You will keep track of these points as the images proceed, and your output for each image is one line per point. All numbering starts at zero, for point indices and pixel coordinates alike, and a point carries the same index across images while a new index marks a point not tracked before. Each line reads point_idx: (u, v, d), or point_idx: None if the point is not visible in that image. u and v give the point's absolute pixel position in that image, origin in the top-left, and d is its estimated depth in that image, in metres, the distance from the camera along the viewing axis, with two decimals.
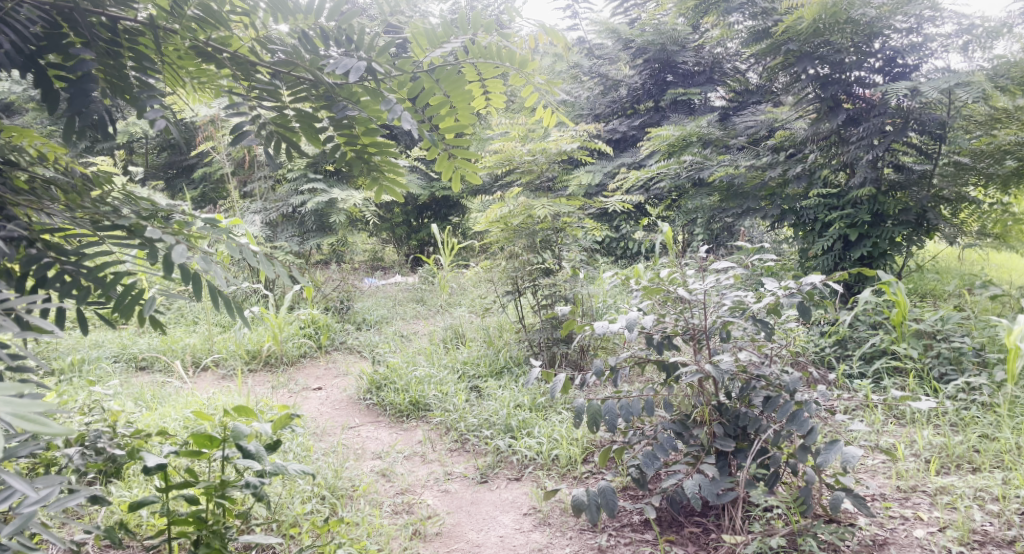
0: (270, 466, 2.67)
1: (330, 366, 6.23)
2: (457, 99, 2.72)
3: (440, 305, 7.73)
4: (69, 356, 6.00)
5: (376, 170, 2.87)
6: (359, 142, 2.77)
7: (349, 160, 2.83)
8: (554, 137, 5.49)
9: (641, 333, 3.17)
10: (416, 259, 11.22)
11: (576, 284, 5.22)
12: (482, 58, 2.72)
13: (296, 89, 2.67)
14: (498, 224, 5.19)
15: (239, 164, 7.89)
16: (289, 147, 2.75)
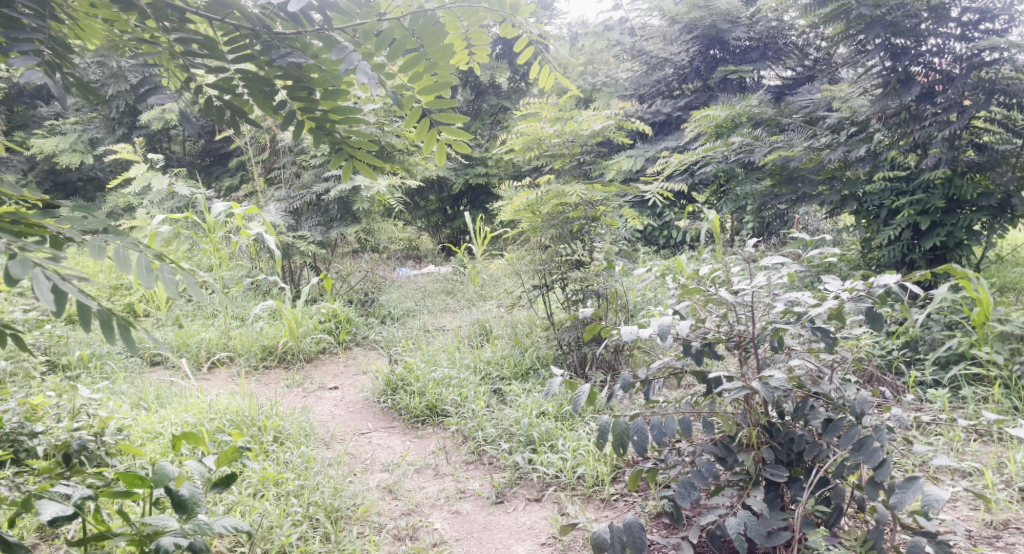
0: (192, 526, 2.59)
1: (349, 363, 5.88)
2: (435, 53, 2.63)
3: (470, 299, 7.32)
4: (78, 351, 5.79)
5: (343, 142, 2.78)
6: (318, 109, 2.66)
7: (310, 131, 2.72)
8: (585, 117, 5.02)
9: (676, 341, 2.72)
10: (450, 248, 10.82)
11: (610, 277, 4.76)
12: (462, 3, 2.62)
13: (236, 41, 2.58)
14: (524, 211, 4.76)
15: (263, 150, 7.56)
16: (238, 115, 2.69)
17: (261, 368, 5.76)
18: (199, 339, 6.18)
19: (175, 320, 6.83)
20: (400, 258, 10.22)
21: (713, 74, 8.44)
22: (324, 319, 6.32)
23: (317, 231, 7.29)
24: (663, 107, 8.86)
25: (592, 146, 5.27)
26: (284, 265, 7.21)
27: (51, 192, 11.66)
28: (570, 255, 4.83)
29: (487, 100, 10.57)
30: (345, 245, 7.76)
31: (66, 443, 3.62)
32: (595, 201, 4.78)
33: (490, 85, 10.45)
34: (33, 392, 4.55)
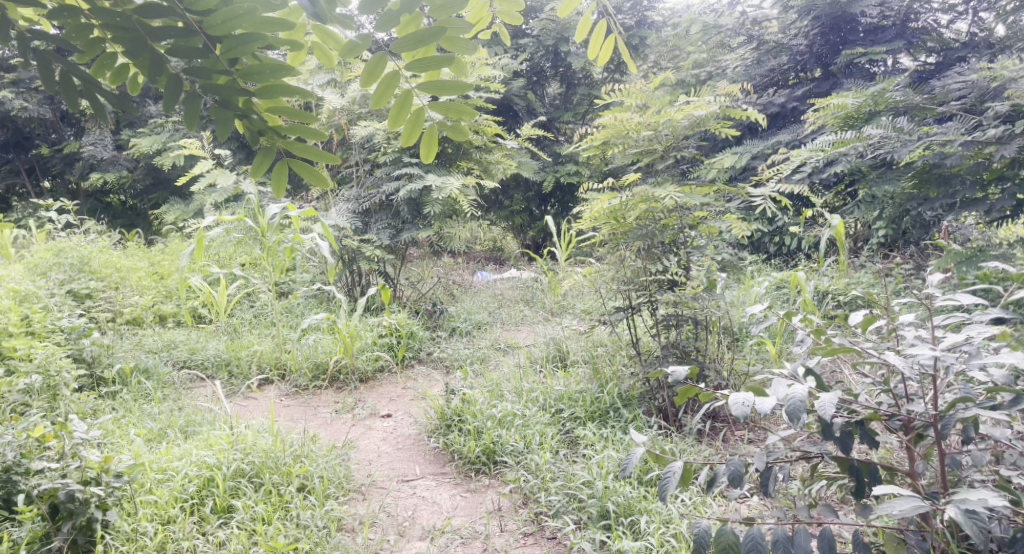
0: None
1: (407, 386, 5.17)
2: (437, 5, 2.53)
3: (551, 314, 6.56)
4: (121, 365, 5.44)
5: (265, 129, 2.63)
6: (217, 72, 2.51)
7: (215, 113, 2.58)
8: (683, 104, 4.19)
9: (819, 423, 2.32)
10: (535, 250, 10.07)
11: (712, 301, 3.88)
12: None
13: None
14: (606, 219, 3.99)
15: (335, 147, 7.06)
16: (94, 87, 2.59)
17: (308, 391, 5.13)
18: (250, 352, 5.66)
19: (232, 328, 6.35)
20: (481, 261, 9.54)
21: (838, 58, 7.36)
22: (384, 331, 5.63)
23: (384, 233, 6.56)
24: (776, 97, 7.79)
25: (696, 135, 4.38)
26: (348, 272, 6.53)
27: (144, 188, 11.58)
28: (662, 272, 4.02)
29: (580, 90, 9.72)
30: (418, 249, 7.12)
31: (53, 491, 3.11)
32: (692, 204, 3.94)
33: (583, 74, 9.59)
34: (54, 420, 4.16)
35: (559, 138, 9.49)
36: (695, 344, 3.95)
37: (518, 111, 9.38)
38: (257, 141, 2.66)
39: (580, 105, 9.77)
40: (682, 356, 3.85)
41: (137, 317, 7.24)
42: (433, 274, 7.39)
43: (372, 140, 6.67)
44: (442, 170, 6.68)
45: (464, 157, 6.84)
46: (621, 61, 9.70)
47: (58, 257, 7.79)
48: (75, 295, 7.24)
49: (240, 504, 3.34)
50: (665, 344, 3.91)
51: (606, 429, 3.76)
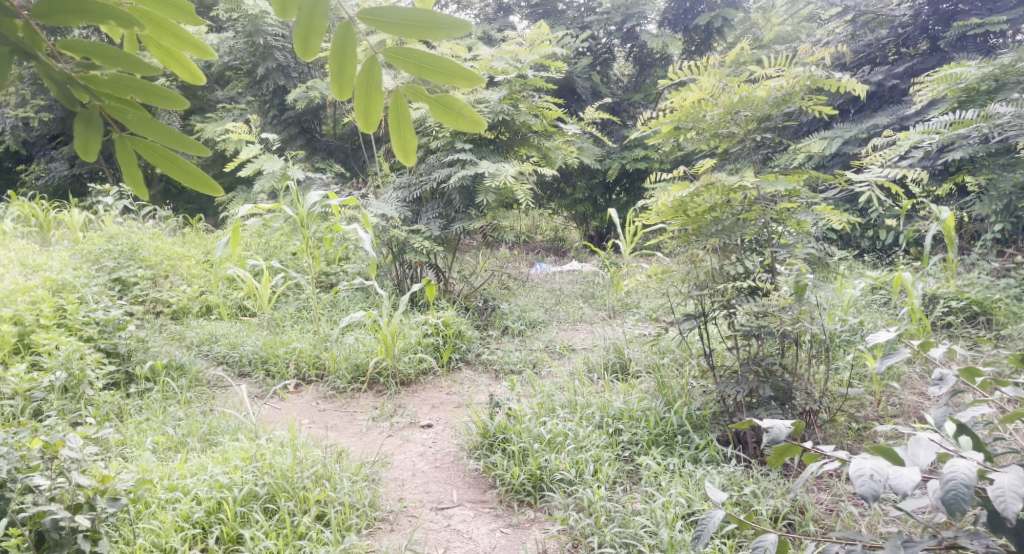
0: None
1: (452, 392, 4.71)
2: None
3: (612, 315, 6.01)
4: (154, 360, 5.11)
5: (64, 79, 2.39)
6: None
7: None
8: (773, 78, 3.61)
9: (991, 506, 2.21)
10: (599, 240, 9.50)
11: (803, 311, 3.30)
12: None
13: None
14: (675, 213, 3.46)
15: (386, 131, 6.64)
16: None
17: (345, 395, 4.72)
18: (289, 349, 5.31)
19: (277, 321, 6.00)
20: (540, 252, 9.01)
21: (949, 30, 6.59)
22: (431, 330, 5.17)
23: (434, 223, 6.10)
24: (874, 74, 7.05)
25: (786, 115, 3.79)
26: (396, 264, 6.08)
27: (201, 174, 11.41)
28: (742, 276, 3.48)
29: (652, 72, 9.07)
30: (470, 241, 6.65)
31: (37, 517, 2.81)
32: (777, 195, 3.41)
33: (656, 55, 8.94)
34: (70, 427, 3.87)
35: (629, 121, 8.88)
36: (781, 362, 3.39)
37: (583, 94, 8.79)
38: (66, 97, 2.43)
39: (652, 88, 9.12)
40: (766, 374, 3.30)
41: (182, 308, 6.95)
42: (488, 267, 6.93)
43: (423, 124, 6.22)
44: (497, 157, 6.20)
45: (522, 143, 6.33)
46: (698, 42, 9.00)
47: (106, 243, 7.61)
48: (121, 283, 7.03)
49: (251, 534, 2.99)
50: (745, 361, 3.38)
51: (672, 463, 3.24)
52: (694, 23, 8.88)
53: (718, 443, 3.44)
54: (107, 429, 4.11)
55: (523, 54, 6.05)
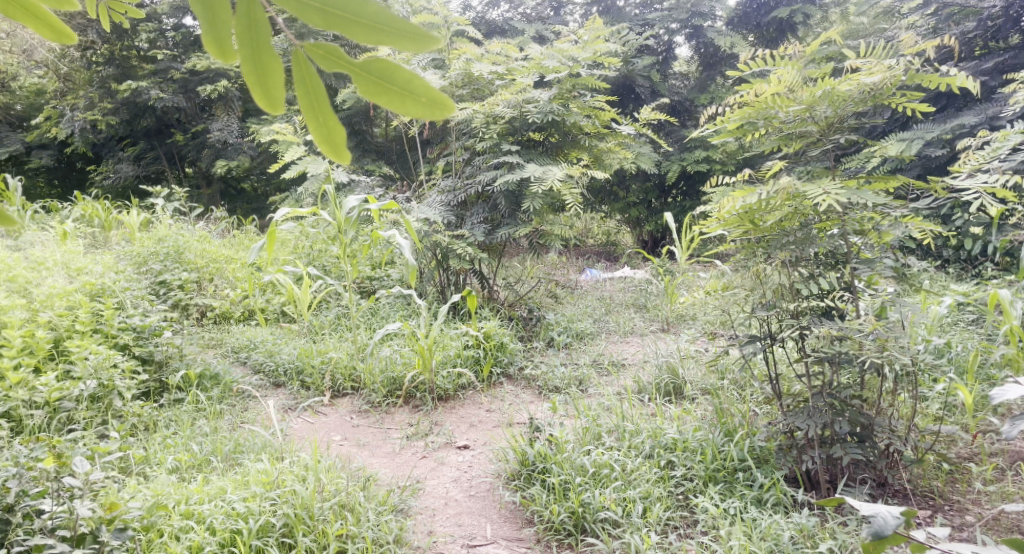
0: None
1: (493, 410, 4.42)
2: None
3: (665, 330, 5.64)
4: (187, 369, 4.91)
5: None
6: None
7: None
8: (859, 74, 3.31)
9: None
10: (654, 246, 9.13)
11: (891, 334, 2.99)
12: None
13: None
14: (739, 222, 3.18)
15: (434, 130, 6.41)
16: None
17: (379, 411, 4.47)
18: (325, 358, 5.10)
19: (312, 331, 5.73)
20: (592, 258, 8.66)
21: None
22: (471, 342, 4.89)
23: (477, 228, 5.82)
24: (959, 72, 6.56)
25: (869, 112, 3.41)
26: (438, 270, 5.83)
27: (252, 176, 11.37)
28: (817, 296, 3.22)
29: (717, 71, 8.63)
30: (517, 247, 6.35)
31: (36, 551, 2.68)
32: (859, 205, 3.12)
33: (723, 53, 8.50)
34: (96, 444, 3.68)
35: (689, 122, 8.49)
36: (860, 391, 3.17)
37: (642, 94, 8.41)
38: None
39: (717, 87, 8.67)
40: (841, 408, 3.09)
41: (225, 313, 6.71)
42: (534, 274, 6.64)
43: (470, 124, 5.96)
44: (546, 159, 5.86)
45: (573, 145, 6.02)
46: (767, 39, 8.52)
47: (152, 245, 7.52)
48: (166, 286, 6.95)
49: None
50: (817, 387, 3.15)
51: (731, 506, 3.02)
52: (766, 19, 8.48)
53: (787, 485, 3.26)
54: (135, 443, 3.93)
55: (576, 51, 5.74)
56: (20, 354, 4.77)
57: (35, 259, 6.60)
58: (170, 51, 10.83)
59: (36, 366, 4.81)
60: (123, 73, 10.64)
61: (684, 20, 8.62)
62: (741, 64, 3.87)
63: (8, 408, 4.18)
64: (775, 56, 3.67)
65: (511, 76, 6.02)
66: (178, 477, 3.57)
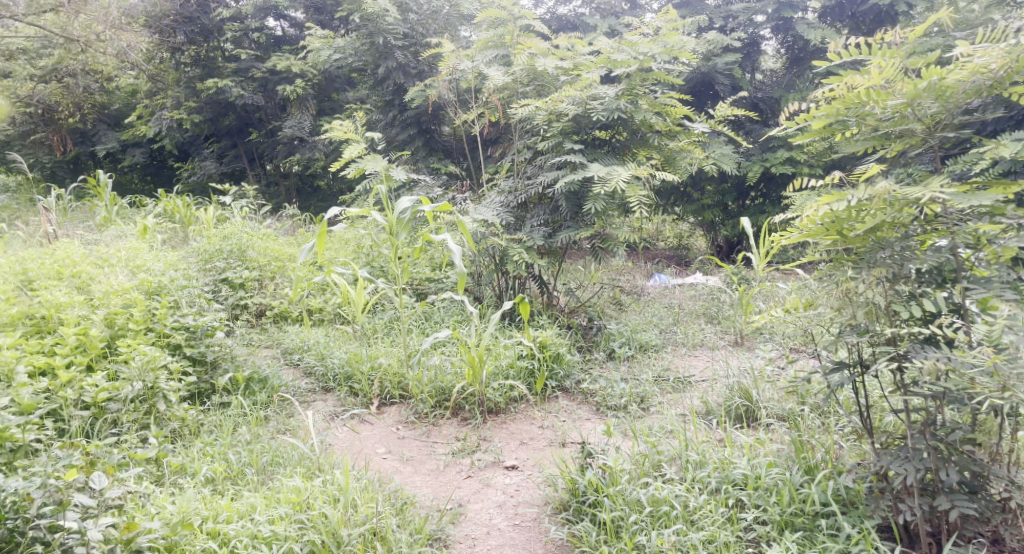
0: None
1: (546, 427, 4.17)
2: None
3: (736, 345, 5.26)
4: (235, 372, 4.76)
5: None
6: None
7: None
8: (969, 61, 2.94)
9: None
10: (729, 250, 8.68)
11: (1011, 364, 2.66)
12: None
13: None
14: (826, 232, 2.91)
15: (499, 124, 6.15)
16: None
17: (426, 423, 4.27)
18: (373, 364, 4.89)
19: (365, 334, 5.54)
20: (662, 262, 8.29)
21: None
22: (524, 352, 4.63)
23: (537, 232, 5.55)
24: None
25: (984, 107, 2.98)
26: (497, 274, 5.63)
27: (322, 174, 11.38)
28: (918, 322, 2.90)
29: (806, 66, 8.04)
30: (580, 251, 6.03)
31: None
32: (974, 215, 2.81)
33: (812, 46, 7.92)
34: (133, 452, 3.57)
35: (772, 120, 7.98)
36: (971, 435, 2.83)
37: (721, 91, 7.94)
38: None
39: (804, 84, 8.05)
40: (949, 455, 2.78)
41: (284, 312, 6.51)
42: (599, 279, 6.34)
43: (533, 122, 5.68)
44: (612, 159, 5.50)
45: (642, 144, 5.65)
46: (864, 31, 7.83)
47: (218, 240, 7.40)
48: (229, 284, 6.73)
49: None
50: (923, 433, 2.85)
51: None
52: (862, 9, 7.78)
53: (881, 537, 2.98)
54: (174, 450, 3.79)
55: (647, 44, 5.36)
56: (73, 352, 4.63)
57: (100, 256, 6.49)
58: (252, 52, 11.60)
59: (89, 365, 4.66)
60: (209, 73, 11.37)
61: (771, 13, 8.00)
62: (831, 54, 3.43)
63: (55, 406, 4.08)
64: (871, 44, 3.28)
65: (578, 71, 5.70)
66: (210, 489, 3.41)
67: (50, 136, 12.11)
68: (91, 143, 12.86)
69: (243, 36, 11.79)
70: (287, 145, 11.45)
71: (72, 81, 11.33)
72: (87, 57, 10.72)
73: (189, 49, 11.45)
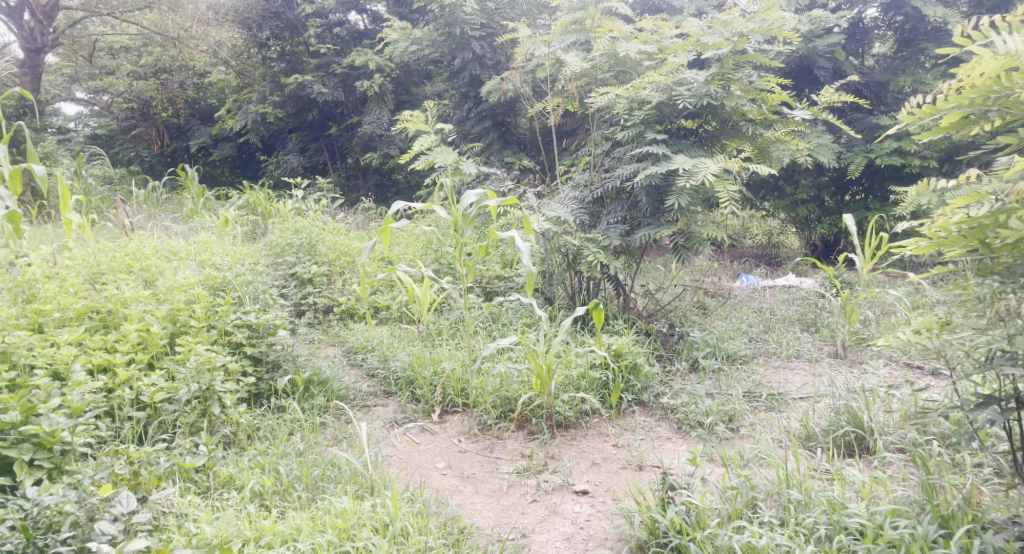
0: None
1: (621, 447, 3.85)
2: None
3: (835, 359, 4.81)
4: (294, 374, 4.52)
5: None
6: None
7: None
8: None
9: None
10: (825, 251, 8.10)
11: None
12: None
13: None
14: (966, 241, 2.74)
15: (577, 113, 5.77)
16: None
17: (490, 436, 4.01)
18: (436, 369, 4.62)
19: (430, 335, 5.29)
20: (750, 262, 7.76)
21: None
22: (597, 362, 4.31)
23: (614, 229, 5.18)
24: None
25: None
26: (569, 273, 5.36)
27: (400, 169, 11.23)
28: None
29: (917, 48, 7.33)
30: (659, 249, 5.59)
31: None
32: None
33: (930, 24, 7.19)
34: (180, 460, 3.37)
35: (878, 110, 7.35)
36: None
37: (822, 76, 7.32)
38: None
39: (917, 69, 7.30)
40: None
41: (350, 309, 6.22)
42: (681, 281, 5.92)
43: (612, 110, 5.29)
44: (699, 151, 5.07)
45: (732, 135, 5.17)
46: (987, 7, 7.15)
47: (289, 234, 7.16)
48: (298, 279, 6.47)
49: None
50: None
51: None
52: None
53: None
54: (224, 458, 3.59)
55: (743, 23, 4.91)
56: (134, 348, 4.39)
57: (169, 249, 6.24)
58: (333, 47, 11.53)
59: (149, 362, 4.42)
60: (292, 68, 11.50)
61: None
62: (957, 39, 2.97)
63: (110, 406, 3.86)
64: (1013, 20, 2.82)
65: (664, 56, 5.28)
66: (256, 507, 3.21)
67: (148, 131, 12.46)
68: (185, 138, 13.09)
69: (326, 31, 11.73)
70: (365, 141, 11.33)
71: (169, 78, 12.13)
72: (188, 45, 10.99)
73: (274, 44, 11.51)
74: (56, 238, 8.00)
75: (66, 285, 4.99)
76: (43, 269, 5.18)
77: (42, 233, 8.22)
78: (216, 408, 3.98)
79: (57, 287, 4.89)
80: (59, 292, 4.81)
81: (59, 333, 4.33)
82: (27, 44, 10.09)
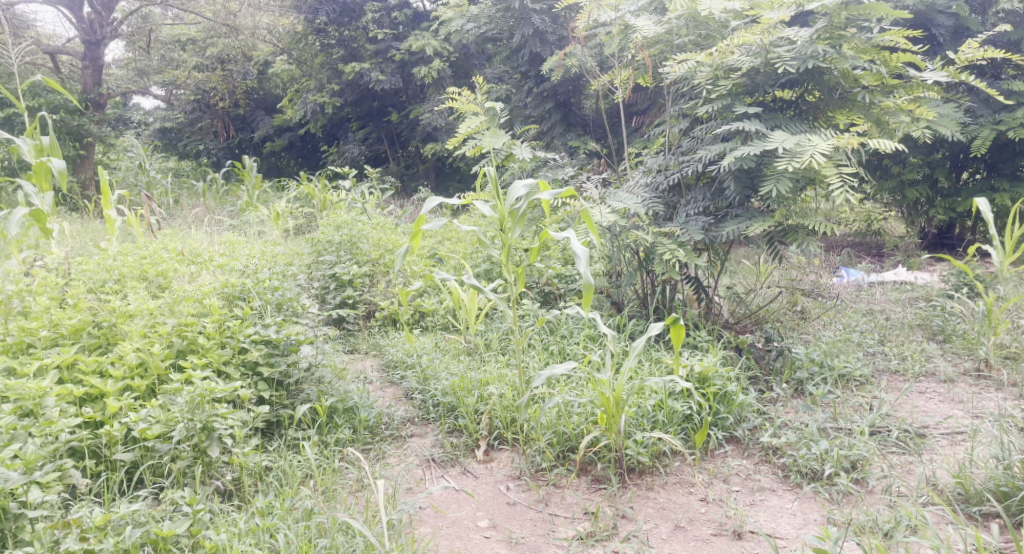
0: None
1: (712, 503, 3.10)
2: None
3: (978, 382, 3.96)
4: (316, 401, 3.75)
5: None
6: None
7: None
8: None
9: None
10: (936, 240, 7.07)
11: None
12: None
13: None
14: None
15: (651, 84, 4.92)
16: None
17: (546, 485, 3.25)
18: (483, 394, 3.87)
19: (478, 348, 4.54)
20: (849, 254, 6.79)
21: None
22: (678, 390, 3.50)
23: (695, 222, 4.32)
24: None
25: None
26: (642, 275, 4.53)
27: (461, 159, 10.50)
28: None
29: None
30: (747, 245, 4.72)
31: None
32: None
33: None
34: (157, 526, 2.82)
35: (1009, 74, 6.27)
36: None
37: (940, 37, 6.28)
38: None
39: None
40: None
41: (392, 315, 5.50)
42: (774, 282, 5.05)
43: (693, 78, 4.44)
44: (800, 126, 4.19)
45: (840, 105, 4.25)
46: None
47: (332, 230, 6.46)
48: (337, 280, 5.77)
49: None
50: None
51: None
52: None
53: None
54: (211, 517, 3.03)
55: None
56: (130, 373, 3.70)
57: (192, 251, 5.57)
58: (390, 31, 10.80)
59: (149, 389, 3.72)
60: (351, 55, 10.86)
61: None
62: None
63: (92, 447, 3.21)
64: None
65: (759, 12, 4.40)
66: None
67: (214, 122, 12.10)
68: (251, 129, 12.63)
69: (384, 15, 11.01)
70: (424, 130, 10.66)
71: (231, 69, 11.49)
72: (248, 35, 10.41)
73: (331, 30, 10.90)
74: (100, 236, 7.57)
75: (64, 296, 4.32)
76: (43, 276, 4.52)
77: (88, 230, 7.78)
78: (215, 451, 3.28)
79: (53, 299, 4.23)
80: (55, 306, 4.13)
81: (45, 355, 3.66)
82: (86, 37, 9.57)
